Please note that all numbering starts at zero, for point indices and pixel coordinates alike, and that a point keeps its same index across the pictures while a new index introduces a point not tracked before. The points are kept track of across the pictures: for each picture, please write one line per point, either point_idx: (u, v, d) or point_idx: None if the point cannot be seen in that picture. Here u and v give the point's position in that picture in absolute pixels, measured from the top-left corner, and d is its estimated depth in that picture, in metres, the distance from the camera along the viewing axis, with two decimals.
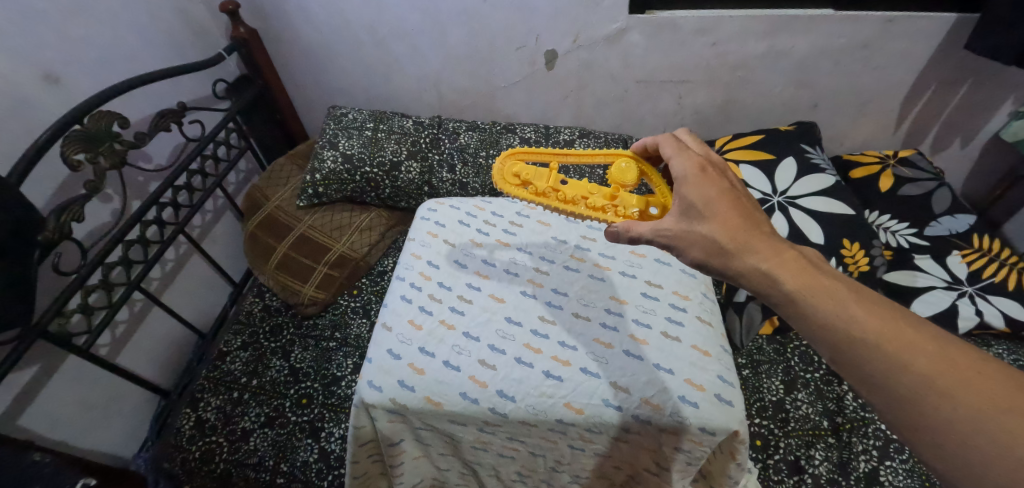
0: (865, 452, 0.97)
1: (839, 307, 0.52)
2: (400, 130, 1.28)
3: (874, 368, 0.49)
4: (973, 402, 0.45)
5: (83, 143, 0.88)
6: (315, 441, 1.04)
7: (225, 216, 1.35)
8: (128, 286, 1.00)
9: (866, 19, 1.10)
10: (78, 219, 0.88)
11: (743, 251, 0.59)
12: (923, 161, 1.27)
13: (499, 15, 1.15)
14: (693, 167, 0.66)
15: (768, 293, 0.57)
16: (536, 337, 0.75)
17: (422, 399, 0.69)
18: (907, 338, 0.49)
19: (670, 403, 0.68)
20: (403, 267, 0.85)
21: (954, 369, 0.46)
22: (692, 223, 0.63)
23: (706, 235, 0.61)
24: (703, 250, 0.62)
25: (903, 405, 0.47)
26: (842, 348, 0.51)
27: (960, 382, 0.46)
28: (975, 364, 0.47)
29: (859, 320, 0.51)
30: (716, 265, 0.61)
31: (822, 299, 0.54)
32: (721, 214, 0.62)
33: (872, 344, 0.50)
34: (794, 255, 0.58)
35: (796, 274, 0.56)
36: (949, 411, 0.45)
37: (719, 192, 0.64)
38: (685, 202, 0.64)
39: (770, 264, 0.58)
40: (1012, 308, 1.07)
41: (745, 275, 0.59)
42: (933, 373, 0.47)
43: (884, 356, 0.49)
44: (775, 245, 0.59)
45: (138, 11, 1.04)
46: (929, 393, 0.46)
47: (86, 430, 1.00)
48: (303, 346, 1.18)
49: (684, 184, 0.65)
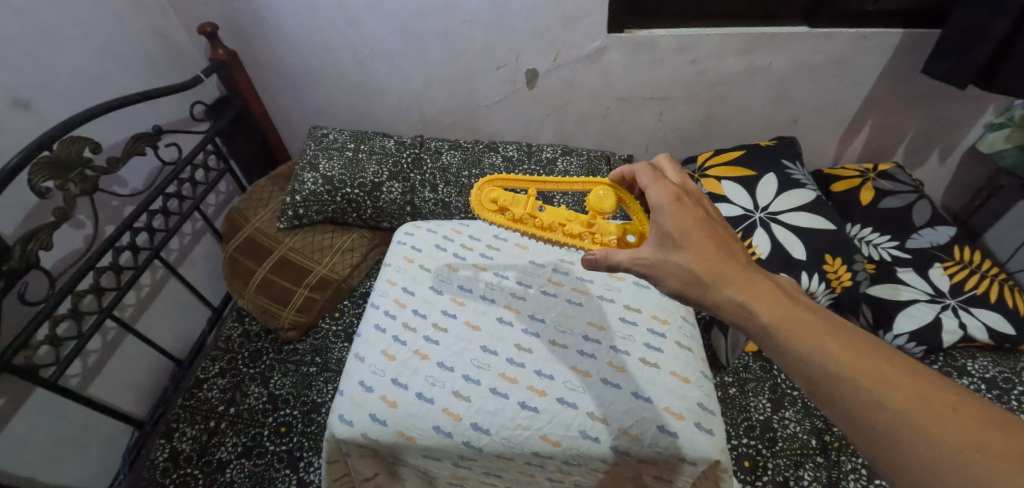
0: (854, 471, 0.95)
1: (815, 340, 0.52)
2: (381, 151, 1.27)
3: (850, 403, 0.48)
4: (949, 439, 0.44)
5: (50, 171, 0.85)
6: (293, 472, 1.01)
7: (203, 240, 1.33)
8: (100, 315, 0.97)
9: (842, 36, 1.12)
10: (47, 248, 0.85)
11: (718, 281, 0.59)
12: (902, 174, 1.28)
13: (478, 34, 1.15)
14: (669, 196, 0.65)
15: (745, 325, 0.57)
16: (512, 366, 0.74)
17: (394, 433, 0.67)
18: (882, 372, 0.48)
19: (649, 433, 0.67)
20: (378, 295, 0.84)
21: (929, 405, 0.46)
22: (669, 253, 0.62)
23: (683, 265, 0.61)
24: (679, 281, 0.61)
25: (880, 441, 0.47)
26: (819, 383, 0.51)
27: (935, 417, 0.45)
28: (950, 400, 0.46)
29: (835, 354, 0.51)
30: (693, 296, 0.60)
31: (798, 333, 0.53)
32: (697, 243, 0.61)
33: (847, 378, 0.49)
34: (769, 285, 0.58)
35: (771, 306, 0.56)
36: (927, 449, 0.44)
37: (695, 221, 0.63)
38: (662, 231, 0.64)
39: (746, 295, 0.57)
40: (994, 320, 1.07)
41: (722, 306, 0.58)
42: (910, 410, 0.46)
43: (859, 391, 0.48)
44: (751, 276, 0.59)
45: (114, 34, 1.03)
46: (906, 429, 0.46)
47: (55, 466, 0.96)
48: (282, 372, 1.15)
49: (660, 213, 0.64)
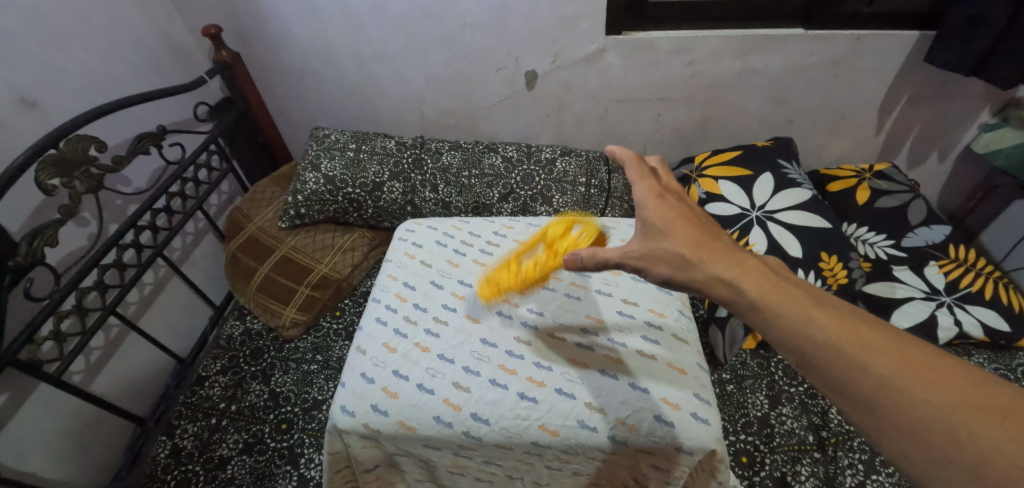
0: (851, 466, 0.96)
1: (801, 310, 0.51)
2: (383, 151, 1.29)
3: (835, 370, 0.48)
4: (938, 403, 0.43)
5: (58, 168, 0.87)
6: (294, 468, 1.01)
7: (205, 239, 1.34)
8: (104, 311, 0.97)
9: (836, 37, 1.13)
10: (53, 244, 0.86)
11: (706, 261, 0.59)
12: (898, 174, 1.30)
13: (479, 36, 1.17)
14: (653, 192, 0.67)
15: (733, 302, 0.57)
16: (511, 358, 0.75)
17: (395, 423, 0.69)
18: (868, 340, 0.48)
19: (646, 423, 0.68)
20: (380, 289, 0.85)
21: (915, 370, 0.45)
22: (656, 242, 0.64)
23: (671, 250, 0.62)
24: (667, 267, 0.62)
25: (867, 408, 0.46)
26: (803, 352, 0.50)
27: (919, 379, 0.45)
28: (934, 362, 0.46)
29: (819, 323, 0.50)
30: (682, 280, 0.61)
31: (786, 304, 0.52)
32: (682, 232, 0.63)
33: (832, 346, 0.48)
34: (756, 263, 0.58)
35: (758, 282, 0.55)
36: (912, 411, 0.44)
37: (679, 214, 0.65)
38: (646, 224, 0.65)
39: (734, 272, 0.57)
40: (989, 317, 1.08)
41: (710, 285, 0.58)
42: (895, 373, 0.46)
43: (845, 359, 0.48)
44: (739, 257, 0.59)
45: (119, 35, 1.05)
46: (891, 395, 0.45)
47: (56, 462, 0.96)
48: (283, 370, 1.15)
49: (644, 208, 0.66)
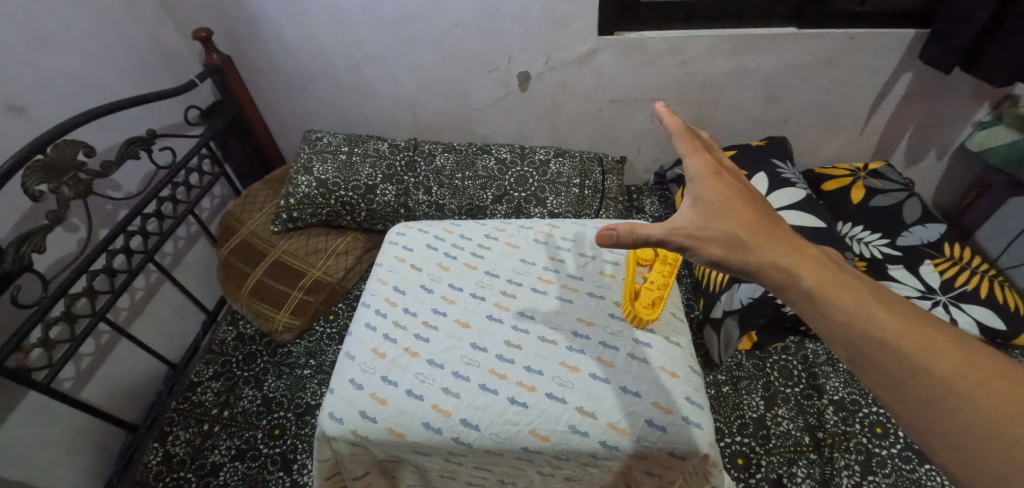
0: (847, 468, 0.96)
1: (860, 305, 0.49)
2: (375, 153, 1.28)
3: (889, 367, 0.46)
4: (997, 408, 0.41)
5: (45, 173, 0.86)
6: (287, 474, 1.00)
7: (198, 244, 1.33)
8: (93, 318, 0.96)
9: (828, 36, 1.13)
10: (39, 251, 0.85)
11: (762, 246, 0.57)
12: (893, 172, 1.30)
13: (471, 37, 1.16)
14: (708, 168, 0.62)
15: (788, 291, 0.54)
16: (501, 362, 0.74)
17: (383, 429, 0.68)
18: (930, 339, 0.45)
19: (637, 427, 0.68)
20: (369, 294, 0.84)
21: (977, 373, 0.43)
22: (708, 220, 0.60)
23: (725, 231, 0.59)
24: (721, 247, 0.58)
25: (920, 407, 0.44)
26: (859, 347, 0.48)
27: (983, 384, 0.43)
28: (1001, 368, 0.43)
29: (879, 319, 0.48)
30: (735, 262, 0.57)
31: (844, 298, 0.50)
32: (737, 212, 0.60)
33: (891, 344, 0.46)
34: (816, 252, 0.55)
35: (817, 272, 0.53)
36: (970, 414, 0.42)
37: (734, 192, 0.61)
38: (699, 201, 0.61)
39: (791, 260, 0.55)
40: (984, 316, 1.06)
41: (764, 270, 0.55)
42: (956, 375, 0.43)
43: (902, 357, 0.45)
44: (796, 243, 0.56)
45: (107, 38, 1.04)
46: (947, 396, 0.43)
47: (45, 470, 0.95)
48: (276, 375, 1.14)
49: (696, 184, 0.62)
